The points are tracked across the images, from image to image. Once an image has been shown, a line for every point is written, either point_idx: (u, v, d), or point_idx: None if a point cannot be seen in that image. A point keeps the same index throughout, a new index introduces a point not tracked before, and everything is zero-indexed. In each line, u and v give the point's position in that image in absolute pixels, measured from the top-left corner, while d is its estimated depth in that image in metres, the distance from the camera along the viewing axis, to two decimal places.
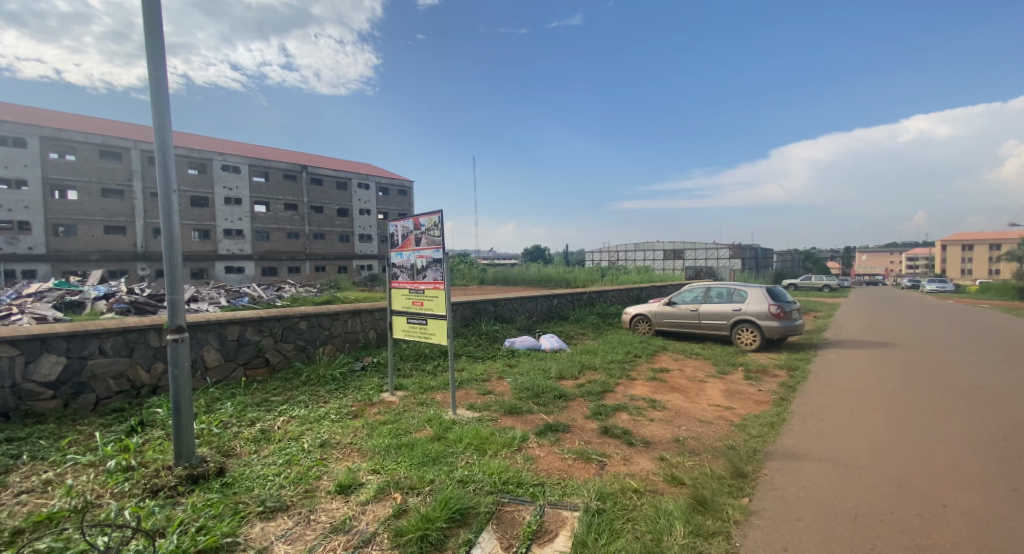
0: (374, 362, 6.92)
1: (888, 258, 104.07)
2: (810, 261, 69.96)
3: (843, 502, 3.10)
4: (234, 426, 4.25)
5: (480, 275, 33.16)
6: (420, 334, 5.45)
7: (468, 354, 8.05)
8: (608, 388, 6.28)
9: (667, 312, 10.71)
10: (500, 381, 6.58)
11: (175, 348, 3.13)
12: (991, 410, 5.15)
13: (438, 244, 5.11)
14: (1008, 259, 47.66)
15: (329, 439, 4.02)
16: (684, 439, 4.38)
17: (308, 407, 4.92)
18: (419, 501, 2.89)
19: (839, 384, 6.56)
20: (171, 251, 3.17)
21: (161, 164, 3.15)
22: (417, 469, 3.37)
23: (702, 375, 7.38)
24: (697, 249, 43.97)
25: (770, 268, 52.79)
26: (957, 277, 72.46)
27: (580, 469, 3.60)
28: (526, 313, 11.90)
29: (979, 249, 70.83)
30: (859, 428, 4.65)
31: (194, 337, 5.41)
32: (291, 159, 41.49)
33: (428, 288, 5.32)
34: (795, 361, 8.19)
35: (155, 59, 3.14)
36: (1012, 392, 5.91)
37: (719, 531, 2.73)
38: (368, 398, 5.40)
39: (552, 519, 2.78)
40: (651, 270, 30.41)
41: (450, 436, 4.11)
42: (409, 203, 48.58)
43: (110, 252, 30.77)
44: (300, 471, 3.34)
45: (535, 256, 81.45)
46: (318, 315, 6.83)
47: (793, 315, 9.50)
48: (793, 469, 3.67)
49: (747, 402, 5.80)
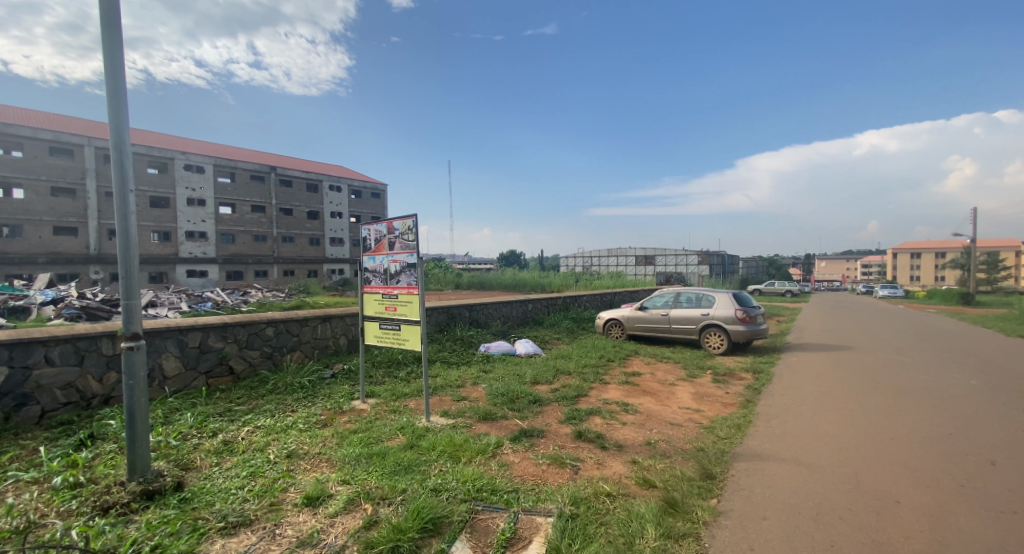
0: (345, 369, 6.74)
1: (845, 265, 109.24)
2: (773, 268, 73.51)
3: (806, 501, 3.21)
4: (195, 438, 4.06)
5: (455, 280, 33.00)
6: (393, 340, 5.35)
7: (442, 360, 7.96)
8: (582, 392, 6.31)
9: (638, 316, 10.92)
10: (475, 387, 6.53)
11: (130, 357, 2.97)
12: (939, 409, 5.47)
13: (413, 248, 5.05)
14: (952, 268, 51.00)
15: (297, 449, 3.89)
16: (656, 441, 4.44)
17: (274, 416, 4.77)
18: (390, 512, 2.83)
19: (802, 385, 6.87)
20: (127, 255, 3.00)
21: (117, 162, 2.99)
22: (388, 479, 3.29)
23: (672, 378, 7.53)
24: (668, 255, 45.08)
25: (736, 274, 54.69)
26: (907, 283, 76.80)
27: (554, 474, 3.60)
28: (501, 318, 11.87)
29: (927, 257, 75.41)
30: (821, 428, 4.84)
31: (151, 345, 5.15)
32: (259, 159, 40.26)
33: (401, 293, 5.24)
34: (760, 364, 8.46)
35: (113, 52, 3.00)
36: (956, 391, 6.34)
37: (689, 532, 2.78)
38: (338, 406, 5.27)
39: (526, 525, 2.77)
40: (624, 276, 30.96)
41: (423, 444, 4.05)
42: (382, 206, 47.90)
43: (60, 254, 29.08)
44: (265, 483, 3.21)
45: (513, 260, 83.04)
46: (286, 321, 6.63)
47: (758, 320, 9.82)
48: (759, 468, 3.79)
49: (716, 404, 5.96)
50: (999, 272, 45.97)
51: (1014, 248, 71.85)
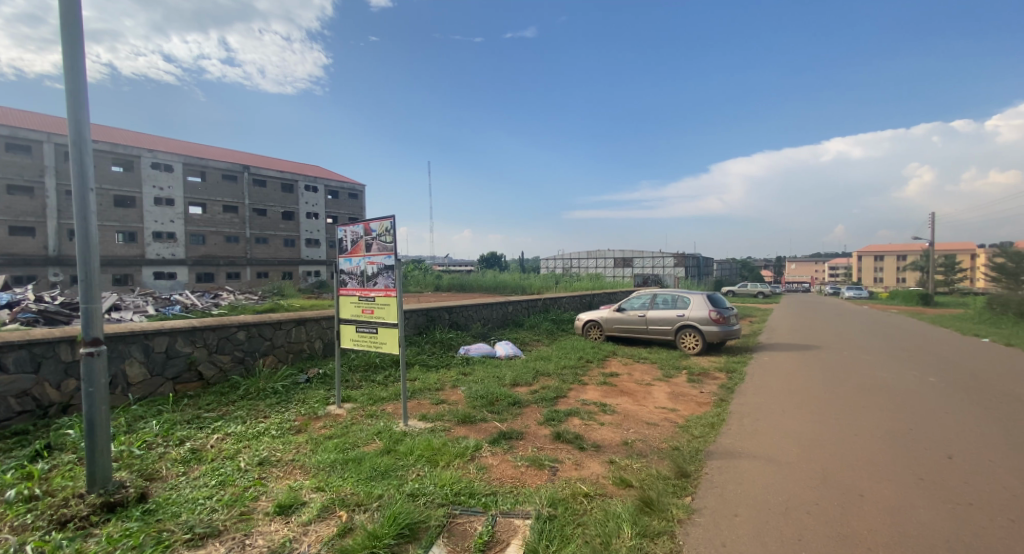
0: (320, 374, 6.59)
1: (814, 267, 113.01)
2: (745, 270, 75.73)
3: (776, 497, 3.30)
4: (160, 447, 3.92)
5: (434, 282, 32.71)
6: (370, 344, 5.28)
7: (420, 363, 7.89)
8: (561, 393, 6.35)
9: (616, 318, 11.05)
10: (454, 390, 6.50)
11: (90, 363, 2.84)
12: (899, 405, 5.72)
13: (390, 250, 4.99)
14: (913, 270, 53.34)
15: (269, 457, 3.79)
16: (633, 441, 4.50)
17: (246, 423, 4.63)
18: (366, 518, 2.79)
19: (772, 384, 7.05)
20: (87, 257, 2.88)
21: (76, 160, 2.86)
22: (364, 485, 3.23)
23: (649, 378, 7.64)
24: (645, 257, 45.82)
25: (710, 276, 55.92)
26: (871, 285, 79.98)
27: (532, 476, 3.60)
28: (480, 320, 11.83)
29: (889, 260, 78.76)
30: (790, 426, 4.99)
31: (114, 350, 4.94)
32: (231, 158, 39.17)
33: (379, 295, 5.17)
34: (733, 364, 8.68)
35: (73, 45, 2.88)
36: (915, 388, 6.64)
37: (665, 531, 2.82)
38: (312, 411, 5.15)
39: (504, 528, 2.77)
40: (602, 278, 31.27)
41: (400, 448, 4.00)
42: (360, 207, 47.23)
43: (16, 256, 27.66)
44: (235, 492, 3.12)
45: (493, 263, 82.99)
46: (259, 324, 6.46)
47: (732, 321, 10.07)
48: (731, 466, 3.88)
49: (690, 404, 6.09)
50: (956, 275, 48.44)
51: (969, 251, 75.82)
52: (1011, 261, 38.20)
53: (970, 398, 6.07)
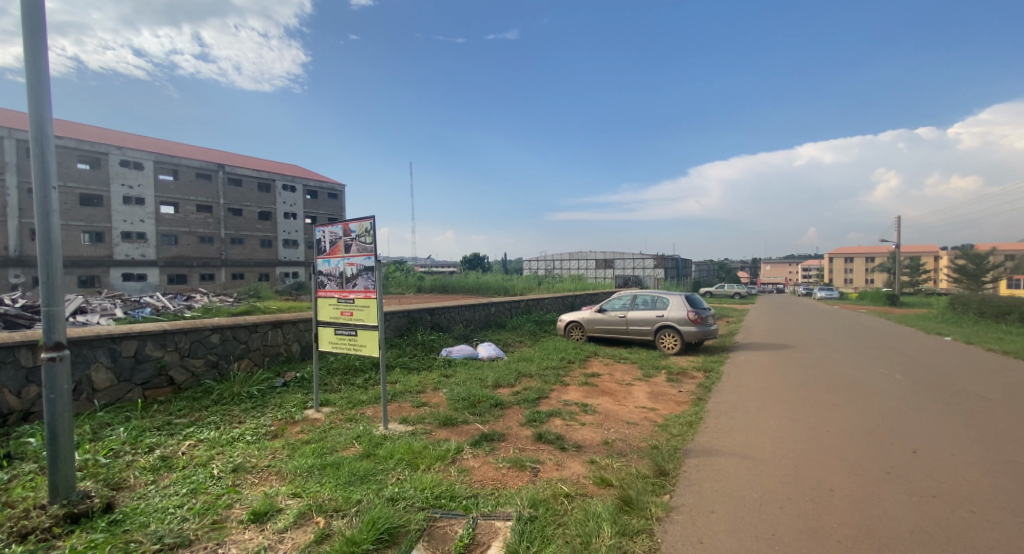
0: (297, 378, 6.46)
1: (788, 269, 116.05)
2: (722, 271, 77.69)
3: (750, 493, 3.37)
4: (128, 455, 3.78)
5: (416, 284, 32.40)
6: (349, 346, 5.20)
7: (401, 366, 7.81)
8: (542, 394, 6.37)
9: (598, 318, 11.14)
10: (435, 392, 6.46)
11: (52, 369, 2.73)
12: (867, 402, 5.93)
13: (370, 251, 4.93)
14: (881, 271, 55.34)
15: (243, 463, 3.70)
16: (613, 441, 4.54)
17: (219, 429, 4.51)
18: (344, 523, 2.74)
19: (747, 383, 7.21)
20: (49, 258, 2.76)
21: (37, 155, 2.73)
22: (342, 490, 3.19)
23: (629, 378, 7.73)
24: (626, 259, 46.43)
25: (689, 277, 57.03)
26: (842, 285, 82.60)
27: (513, 477, 3.61)
28: (462, 321, 11.78)
29: (859, 262, 81.46)
30: (765, 423, 5.10)
31: (79, 355, 4.75)
32: (205, 156, 38.14)
33: (358, 297, 5.10)
34: (711, 364, 8.84)
35: (35, 39, 2.77)
36: (882, 385, 6.89)
37: (643, 529, 2.86)
38: (290, 416, 5.04)
39: (484, 530, 2.76)
40: (584, 279, 31.60)
41: (380, 452, 3.95)
42: (339, 207, 46.51)
43: None
44: (207, 500, 3.04)
45: (475, 264, 82.89)
46: (234, 327, 6.30)
47: (709, 321, 10.26)
48: (708, 464, 3.95)
49: (669, 403, 6.18)
50: (921, 276, 50.48)
51: (932, 253, 79.12)
52: (971, 263, 40.02)
53: (932, 394, 6.33)
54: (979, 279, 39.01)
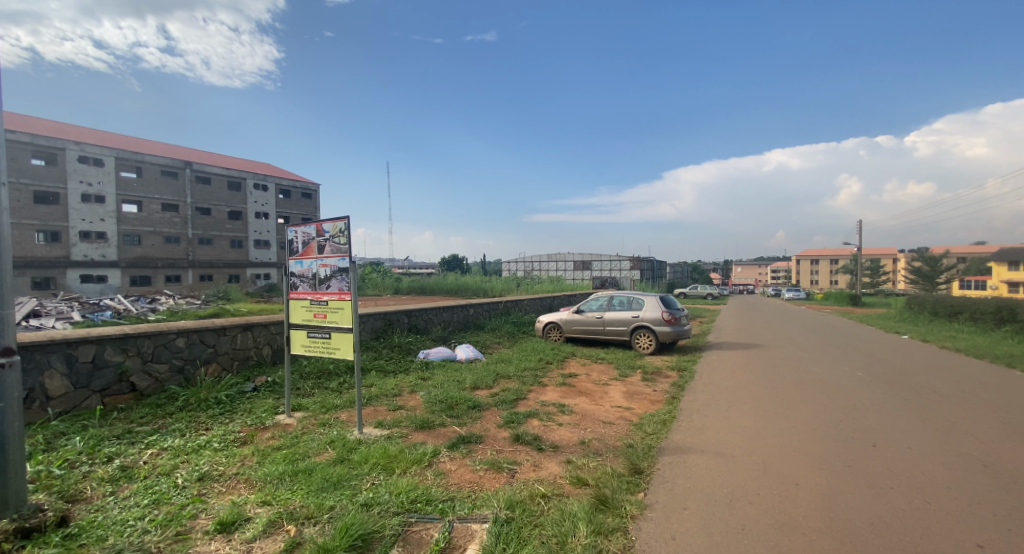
0: (268, 382, 6.29)
1: (758, 271, 119.62)
2: (696, 273, 79.77)
3: (721, 489, 3.46)
4: (85, 465, 3.61)
5: (394, 285, 31.94)
6: (323, 349, 5.09)
7: (377, 368, 7.68)
8: (520, 395, 6.38)
9: (575, 319, 11.23)
10: (412, 395, 6.38)
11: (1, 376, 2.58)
12: (831, 399, 6.13)
13: (345, 252, 4.84)
14: (845, 272, 57.77)
15: (210, 471, 3.58)
16: (590, 440, 4.58)
17: (184, 436, 4.35)
18: (316, 531, 2.68)
19: (719, 382, 7.39)
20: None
21: None
22: (314, 497, 3.12)
23: (606, 378, 7.82)
24: (603, 260, 47.06)
25: (664, 279, 58.24)
26: (809, 286, 85.72)
27: (490, 479, 3.60)
28: (440, 323, 11.70)
29: (824, 264, 84.66)
30: (735, 421, 5.24)
31: (30, 360, 4.50)
32: (172, 153, 36.79)
33: (332, 299, 5.00)
34: (685, 363, 9.02)
35: None
36: (845, 382, 7.16)
37: (618, 527, 2.89)
38: (260, 422, 4.90)
39: (460, 534, 2.74)
40: (563, 281, 31.89)
41: (355, 457, 3.88)
42: (314, 207, 45.51)
43: None
44: (170, 511, 2.92)
45: (454, 265, 82.61)
46: (200, 331, 6.10)
47: (683, 321, 10.48)
48: (681, 462, 4.02)
49: (644, 402, 6.28)
50: (880, 277, 52.93)
51: (891, 256, 83.06)
52: (926, 264, 42.19)
53: (890, 391, 6.61)
54: (933, 281, 41.20)
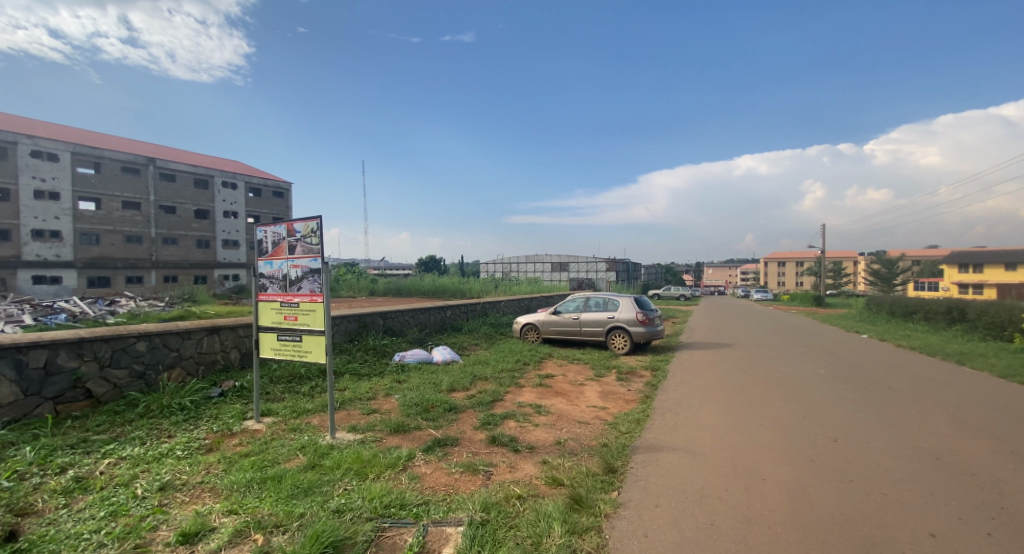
0: (236, 387, 6.10)
1: (728, 272, 123.09)
2: (670, 274, 81.67)
3: (691, 485, 3.54)
4: (36, 476, 3.41)
5: (370, 287, 31.41)
6: (294, 352, 4.97)
7: (351, 372, 7.54)
8: (497, 397, 6.37)
9: (553, 320, 11.30)
10: (387, 398, 6.29)
11: None
12: (797, 396, 6.35)
13: (317, 252, 4.74)
14: (810, 273, 60.19)
15: (172, 481, 3.43)
16: (565, 440, 4.61)
17: (145, 445, 4.16)
18: (285, 539, 2.61)
19: (692, 381, 7.55)
20: None
21: None
22: (283, 504, 3.03)
23: (582, 378, 7.89)
24: (580, 262, 47.62)
25: (639, 280, 59.32)
26: (776, 288, 88.81)
27: (466, 482, 3.57)
28: (417, 325, 11.58)
29: (790, 266, 87.79)
30: (705, 419, 5.37)
31: None
32: (134, 149, 35.27)
33: (303, 301, 4.89)
34: (659, 363, 9.19)
35: None
36: (809, 380, 7.43)
37: (593, 526, 2.92)
38: (226, 428, 4.74)
39: (435, 538, 2.71)
40: (542, 282, 32.02)
41: (327, 463, 3.79)
42: (286, 206, 44.29)
43: None
44: (128, 523, 2.79)
45: (431, 265, 81.99)
46: (163, 334, 5.86)
47: (657, 322, 10.69)
48: (654, 459, 4.10)
49: (619, 402, 6.36)
50: (842, 278, 55.34)
51: (853, 258, 86.82)
52: (883, 266, 44.35)
53: (851, 387, 6.89)
54: (890, 282, 43.33)
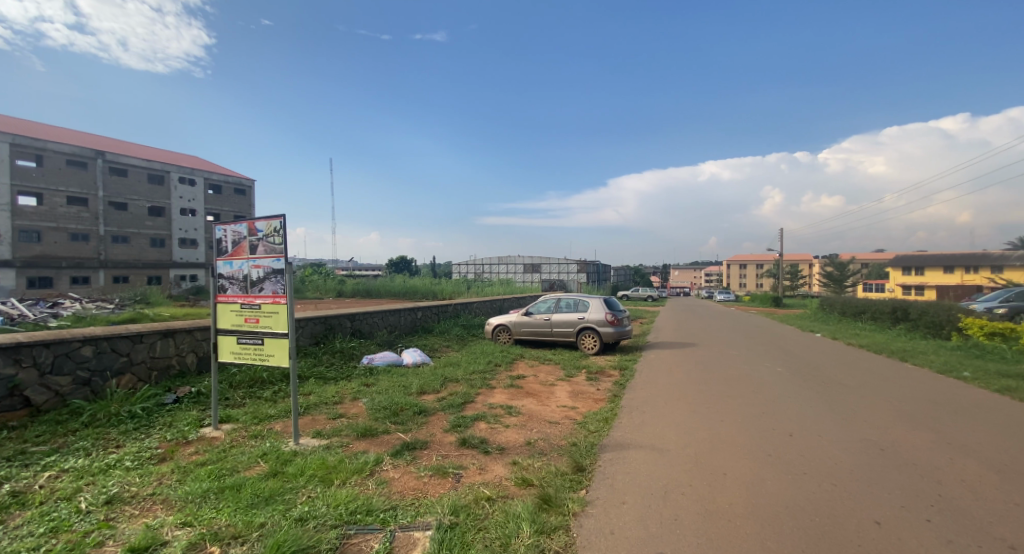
0: (192, 393, 5.82)
1: (693, 273, 126.86)
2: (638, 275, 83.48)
3: (656, 482, 3.63)
4: None
5: (337, 288, 30.69)
6: (255, 356, 4.79)
7: (317, 376, 7.33)
8: (468, 398, 6.34)
9: (524, 321, 11.33)
10: (355, 402, 6.16)
11: None
12: (757, 393, 6.58)
13: (279, 252, 4.58)
14: (771, 274, 62.81)
15: (121, 493, 3.24)
16: (535, 441, 4.64)
17: (90, 456, 3.92)
18: (242, 551, 2.51)
19: (658, 380, 7.72)
20: None
21: None
22: (242, 514, 2.92)
23: (553, 379, 7.96)
24: (552, 263, 48.01)
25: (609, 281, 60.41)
26: (738, 289, 92.19)
27: (435, 486, 3.53)
28: (386, 327, 11.39)
29: (751, 268, 91.22)
30: (671, 416, 5.49)
31: None
32: (81, 141, 33.22)
33: (265, 302, 4.72)
34: (627, 362, 9.37)
35: None
36: (768, 377, 7.73)
37: (561, 525, 2.94)
38: (181, 436, 4.52)
39: (402, 543, 2.67)
40: (514, 283, 32.11)
41: (289, 470, 3.67)
42: (248, 203, 42.60)
43: None
44: (70, 540, 2.61)
45: (402, 266, 80.96)
46: (112, 338, 5.53)
47: (625, 322, 10.90)
48: (621, 458, 4.16)
49: (588, 401, 6.44)
50: (799, 280, 57.88)
51: (808, 260, 91.11)
52: (836, 269, 46.66)
53: (806, 384, 7.21)
54: (842, 284, 45.68)
